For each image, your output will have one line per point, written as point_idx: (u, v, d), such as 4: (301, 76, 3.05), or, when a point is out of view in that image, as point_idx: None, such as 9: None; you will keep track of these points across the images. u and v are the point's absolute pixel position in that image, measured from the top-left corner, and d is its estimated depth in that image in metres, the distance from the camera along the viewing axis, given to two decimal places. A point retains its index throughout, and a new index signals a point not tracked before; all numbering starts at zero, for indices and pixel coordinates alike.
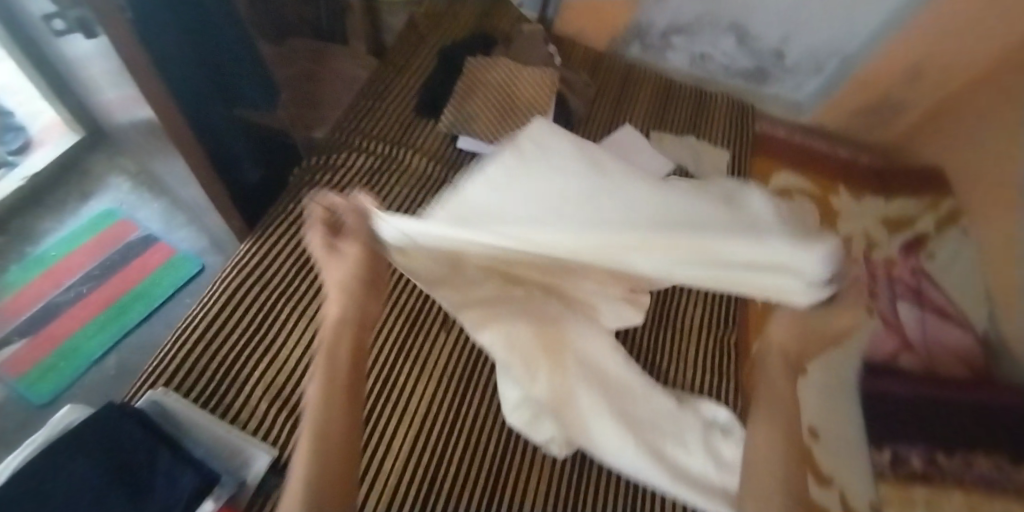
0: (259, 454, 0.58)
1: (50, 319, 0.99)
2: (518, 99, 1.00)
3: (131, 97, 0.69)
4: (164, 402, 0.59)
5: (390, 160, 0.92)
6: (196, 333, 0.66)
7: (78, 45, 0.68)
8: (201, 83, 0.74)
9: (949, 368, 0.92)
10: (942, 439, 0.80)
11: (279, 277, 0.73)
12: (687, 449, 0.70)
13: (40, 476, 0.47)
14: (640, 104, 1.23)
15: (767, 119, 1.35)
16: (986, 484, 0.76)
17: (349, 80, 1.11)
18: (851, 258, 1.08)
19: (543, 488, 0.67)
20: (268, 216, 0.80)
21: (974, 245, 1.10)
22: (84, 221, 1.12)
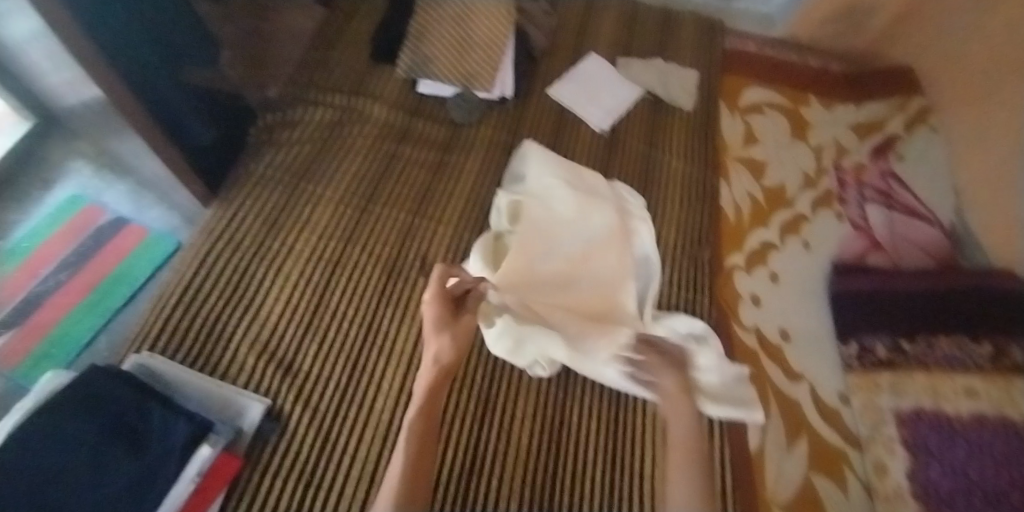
0: (252, 404, 0.65)
1: (33, 309, 0.98)
2: (475, 33, 0.99)
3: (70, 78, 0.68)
4: (149, 364, 0.66)
5: (349, 111, 0.96)
6: (180, 295, 0.73)
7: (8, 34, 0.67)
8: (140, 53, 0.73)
9: (914, 264, 0.95)
10: (905, 327, 0.86)
11: (251, 238, 0.79)
12: (701, 371, 0.77)
13: (38, 439, 0.51)
14: (606, 31, 1.20)
15: (735, 33, 1.31)
16: (947, 362, 0.82)
17: (299, 32, 1.07)
18: (821, 168, 1.09)
19: (531, 405, 0.75)
20: (232, 182, 0.86)
21: (943, 142, 1.09)
22: (51, 208, 1.09)
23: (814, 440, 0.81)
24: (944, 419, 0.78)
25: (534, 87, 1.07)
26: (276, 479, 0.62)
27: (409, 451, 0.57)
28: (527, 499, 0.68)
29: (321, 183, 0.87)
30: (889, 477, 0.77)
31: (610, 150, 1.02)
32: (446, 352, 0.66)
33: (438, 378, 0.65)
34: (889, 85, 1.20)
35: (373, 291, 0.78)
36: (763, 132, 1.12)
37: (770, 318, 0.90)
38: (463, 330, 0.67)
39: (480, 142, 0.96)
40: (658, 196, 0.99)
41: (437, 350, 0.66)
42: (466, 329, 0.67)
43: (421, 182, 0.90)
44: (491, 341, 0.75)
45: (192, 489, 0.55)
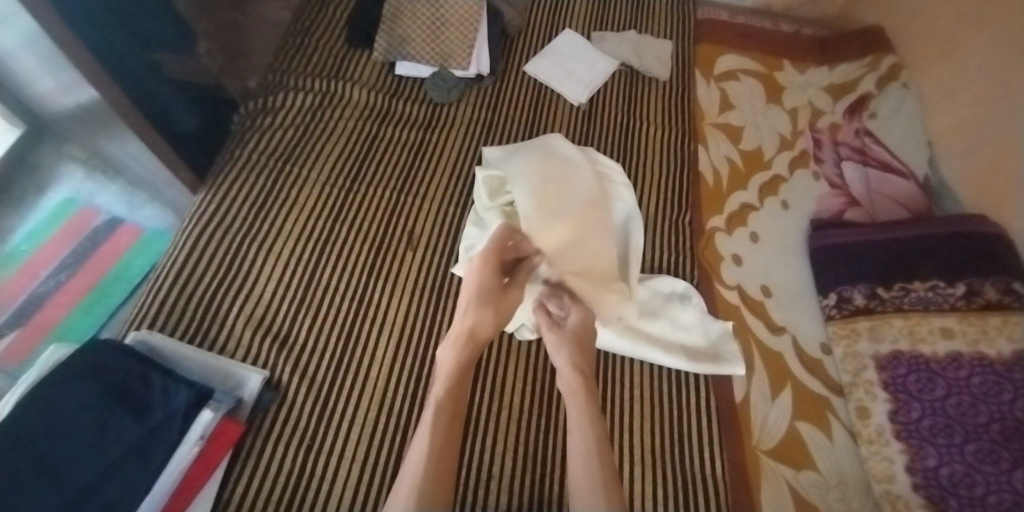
0: (251, 376, 0.69)
1: (36, 309, 1.00)
2: (448, 13, 1.02)
3: (75, 83, 0.75)
4: (147, 340, 0.69)
5: (330, 95, 0.98)
6: (173, 277, 0.75)
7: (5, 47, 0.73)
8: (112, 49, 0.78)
9: (891, 215, 0.96)
10: (881, 275, 0.88)
11: (240, 221, 0.82)
12: (683, 329, 0.84)
13: (47, 404, 0.57)
14: (579, 10, 1.23)
15: (708, 4, 1.33)
16: (922, 306, 0.84)
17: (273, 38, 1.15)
18: (797, 130, 1.11)
19: (521, 368, 0.79)
20: (217, 168, 0.88)
21: (916, 97, 1.10)
22: (42, 211, 1.06)
23: (798, 390, 0.84)
24: (922, 361, 0.80)
25: (511, 65, 1.10)
26: (278, 444, 0.66)
27: (438, 430, 0.61)
28: (520, 456, 0.71)
29: (305, 165, 0.89)
30: (872, 419, 0.80)
31: (588, 123, 1.05)
32: (484, 325, 0.69)
33: (469, 348, 0.68)
34: (860, 46, 1.22)
35: (362, 266, 0.81)
36: (738, 98, 1.14)
37: (751, 276, 0.93)
38: (506, 308, 0.71)
39: (460, 121, 0.99)
40: (637, 164, 1.01)
41: (474, 323, 0.69)
42: (510, 305, 0.72)
43: (404, 161, 0.93)
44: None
45: (196, 451, 0.61)
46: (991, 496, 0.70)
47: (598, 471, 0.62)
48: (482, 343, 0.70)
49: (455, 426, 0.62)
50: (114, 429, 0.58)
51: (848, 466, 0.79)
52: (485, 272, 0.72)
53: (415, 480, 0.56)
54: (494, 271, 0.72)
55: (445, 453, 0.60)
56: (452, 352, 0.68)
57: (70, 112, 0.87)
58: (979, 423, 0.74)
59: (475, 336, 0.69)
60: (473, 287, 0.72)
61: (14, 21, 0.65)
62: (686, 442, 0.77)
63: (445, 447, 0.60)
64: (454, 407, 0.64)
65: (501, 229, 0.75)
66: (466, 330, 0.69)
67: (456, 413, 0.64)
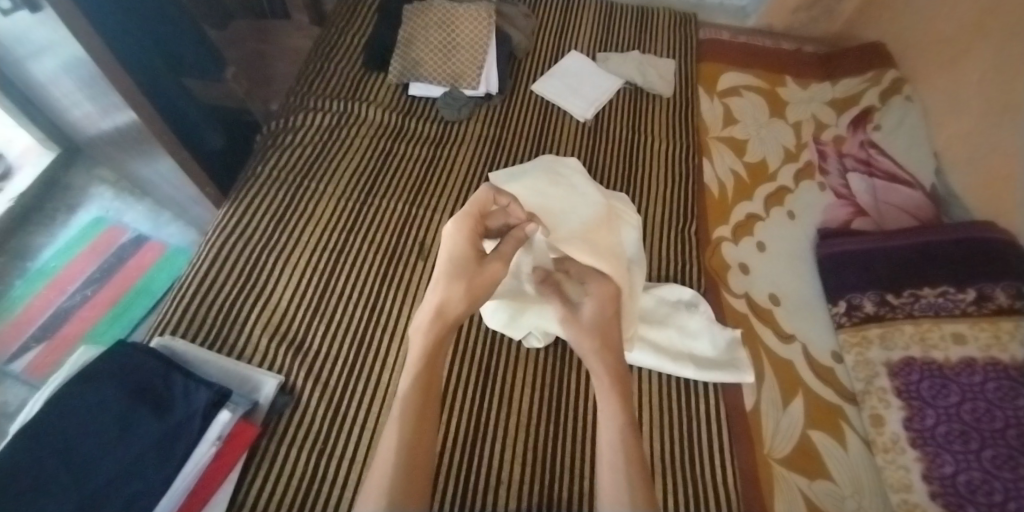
0: (267, 380, 0.71)
1: (62, 323, 1.03)
2: (459, 33, 1.07)
3: (104, 103, 0.81)
4: (169, 343, 0.73)
5: (347, 116, 1.03)
6: (197, 285, 0.80)
7: (46, 72, 0.80)
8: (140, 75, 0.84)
9: (899, 224, 0.95)
10: (890, 282, 0.86)
11: (260, 233, 0.86)
12: (692, 337, 0.84)
13: (73, 400, 0.61)
14: (584, 33, 1.28)
15: (711, 25, 1.37)
16: (933, 311, 0.81)
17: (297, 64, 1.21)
18: (801, 142, 1.13)
19: (529, 375, 0.80)
20: (239, 183, 0.92)
21: (920, 108, 1.11)
22: (73, 229, 1.12)
23: (810, 398, 0.82)
24: (935, 367, 0.77)
25: (519, 85, 1.15)
26: (291, 448, 0.68)
27: (408, 420, 0.56)
28: (527, 462, 0.72)
29: (322, 180, 0.94)
30: (885, 426, 0.76)
31: (593, 138, 1.08)
32: (455, 301, 0.62)
33: (437, 330, 0.61)
34: (862, 62, 1.23)
35: (375, 275, 0.84)
36: (742, 112, 1.17)
37: (758, 284, 0.93)
38: (481, 283, 0.64)
39: (470, 137, 1.04)
40: (642, 175, 1.04)
41: (444, 298, 0.62)
42: (485, 282, 0.64)
43: (416, 176, 0.97)
44: (489, 315, 0.80)
45: (213, 451, 0.63)
46: (1011, 503, 0.67)
47: (621, 471, 0.57)
48: (453, 322, 0.62)
49: (427, 415, 0.57)
50: (134, 424, 0.61)
51: (863, 476, 0.75)
52: (461, 241, 0.66)
53: (385, 480, 0.51)
54: (470, 240, 0.66)
55: (419, 444, 0.55)
56: (420, 336, 0.61)
57: (105, 134, 0.93)
58: (995, 429, 0.71)
59: (445, 316, 0.62)
60: (446, 255, 0.65)
61: (57, 47, 0.71)
62: (694, 450, 0.76)
63: (416, 440, 0.55)
64: (425, 395, 0.58)
65: (484, 191, 0.71)
66: (434, 307, 0.62)
67: (427, 404, 0.58)
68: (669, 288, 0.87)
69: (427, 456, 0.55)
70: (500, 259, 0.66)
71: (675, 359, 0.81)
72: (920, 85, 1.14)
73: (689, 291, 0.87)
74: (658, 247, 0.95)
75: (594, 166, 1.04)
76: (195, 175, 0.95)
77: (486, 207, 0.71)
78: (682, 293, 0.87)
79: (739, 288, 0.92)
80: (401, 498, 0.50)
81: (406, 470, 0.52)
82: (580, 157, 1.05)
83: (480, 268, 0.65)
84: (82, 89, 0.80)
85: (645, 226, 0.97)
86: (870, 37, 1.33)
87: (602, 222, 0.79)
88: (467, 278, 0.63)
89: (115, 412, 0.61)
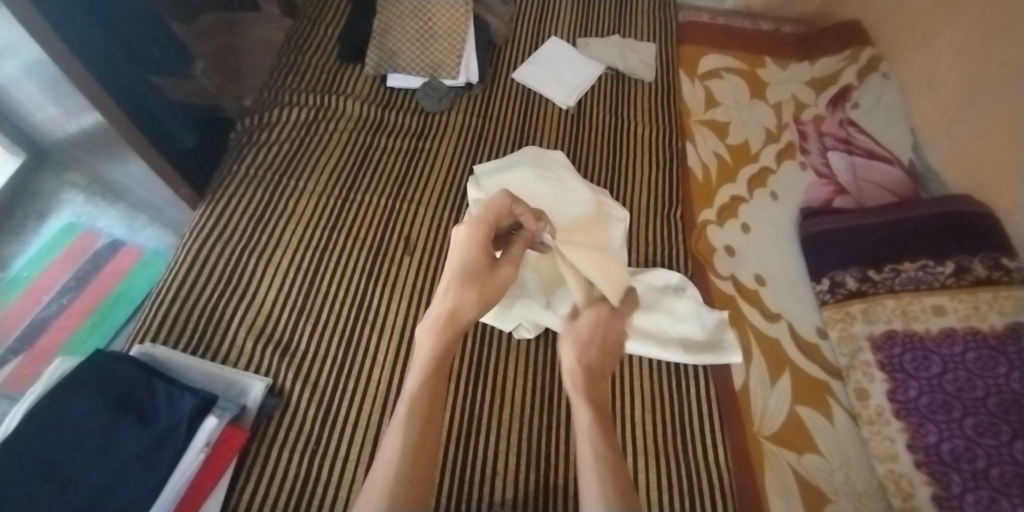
0: (254, 383, 0.70)
1: (39, 333, 1.00)
2: (436, 23, 1.05)
3: (70, 104, 0.78)
4: (149, 349, 0.71)
5: (325, 110, 1.01)
6: (176, 289, 0.78)
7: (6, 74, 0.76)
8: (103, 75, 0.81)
9: (878, 201, 0.97)
10: (871, 257, 0.87)
11: (240, 234, 0.84)
12: (680, 321, 0.84)
13: (50, 414, 0.59)
14: (563, 18, 1.27)
15: (689, 7, 1.37)
16: (913, 285, 0.83)
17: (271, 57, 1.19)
18: (782, 123, 1.14)
19: (520, 365, 0.80)
20: (216, 183, 0.90)
21: (896, 85, 1.12)
22: (41, 237, 1.08)
23: (797, 375, 0.83)
24: (917, 338, 0.79)
25: (500, 74, 1.13)
26: (283, 450, 0.67)
27: (413, 422, 0.54)
28: (522, 453, 0.72)
29: (302, 177, 0.92)
30: (871, 399, 0.78)
31: (577, 125, 1.07)
32: (468, 306, 0.61)
33: (448, 334, 0.60)
34: (839, 39, 1.24)
35: (360, 271, 0.83)
36: (723, 95, 1.17)
37: (744, 265, 0.94)
38: (493, 288, 0.64)
39: (452, 127, 1.03)
40: (627, 162, 1.04)
41: (458, 303, 0.61)
42: (499, 285, 0.64)
43: (399, 169, 0.95)
44: None
45: (202, 457, 0.62)
46: (993, 468, 0.68)
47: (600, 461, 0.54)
48: (462, 327, 0.61)
49: (434, 416, 0.56)
50: (118, 435, 0.59)
51: (850, 449, 0.77)
52: (474, 245, 0.64)
53: (387, 483, 0.50)
54: (484, 244, 0.65)
55: (424, 442, 0.53)
56: (430, 337, 0.60)
57: (71, 137, 0.90)
58: (978, 397, 0.72)
59: (457, 320, 0.60)
60: (454, 263, 0.64)
61: (14, 45, 0.68)
62: (687, 431, 0.77)
63: (419, 443, 0.53)
64: (433, 397, 0.56)
65: (501, 197, 0.68)
66: (445, 312, 0.61)
67: (433, 406, 0.56)
68: (655, 273, 0.87)
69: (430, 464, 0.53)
70: (512, 263, 0.66)
71: (666, 346, 0.81)
72: (896, 61, 1.15)
73: (676, 272, 0.88)
74: (645, 232, 0.95)
75: (578, 154, 1.04)
76: (170, 176, 0.93)
77: (502, 214, 0.68)
78: (670, 278, 0.87)
79: (725, 273, 0.93)
80: (399, 500, 0.48)
81: (404, 470, 0.51)
82: (562, 147, 1.04)
83: (495, 273, 0.64)
84: (45, 90, 0.77)
85: (630, 212, 0.97)
86: (846, 15, 1.34)
87: (597, 216, 0.83)
88: (478, 283, 0.63)
89: (96, 423, 0.60)
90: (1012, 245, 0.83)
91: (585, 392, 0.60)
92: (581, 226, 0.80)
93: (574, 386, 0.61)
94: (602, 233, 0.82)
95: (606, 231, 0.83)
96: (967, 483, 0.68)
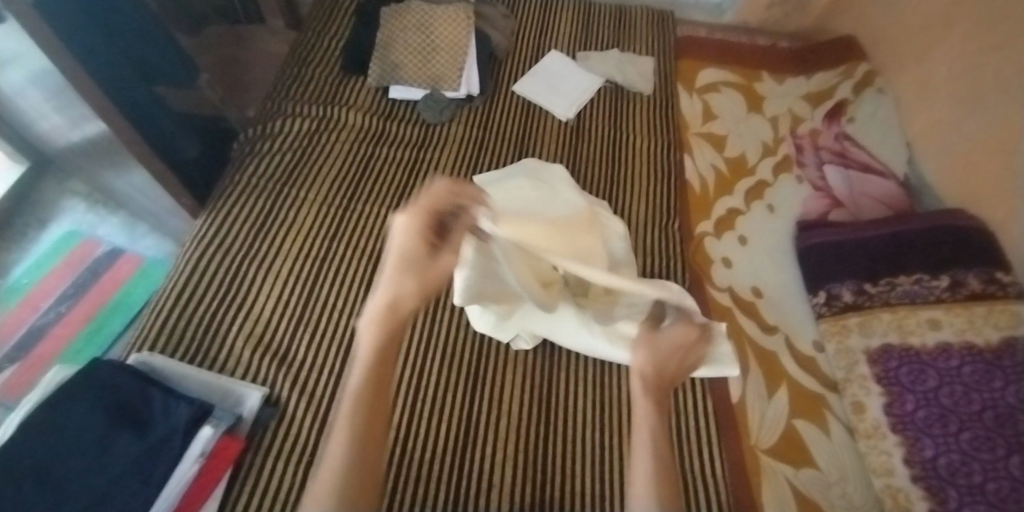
0: (251, 393, 0.70)
1: (36, 342, 1.00)
2: (438, 37, 1.07)
3: (76, 114, 0.79)
4: (146, 357, 0.71)
5: (327, 121, 1.02)
6: (175, 298, 0.78)
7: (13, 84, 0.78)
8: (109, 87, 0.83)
9: (874, 214, 0.98)
10: (867, 271, 0.88)
11: (240, 243, 0.85)
12: None
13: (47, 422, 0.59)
14: (563, 31, 1.29)
15: (687, 22, 1.39)
16: (909, 299, 0.83)
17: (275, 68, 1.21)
18: (779, 136, 1.15)
19: (517, 377, 0.80)
20: (218, 193, 0.91)
21: (891, 100, 1.14)
22: (46, 245, 1.10)
23: (793, 388, 0.84)
24: (913, 353, 0.79)
25: (500, 86, 1.15)
26: (277, 461, 0.67)
27: (357, 416, 0.52)
28: (518, 464, 0.72)
29: (303, 187, 0.93)
30: (867, 413, 0.78)
31: (575, 137, 1.09)
32: (407, 296, 0.59)
33: (390, 327, 0.58)
34: (835, 55, 1.26)
35: (359, 281, 0.84)
36: (720, 108, 1.19)
37: (740, 277, 0.95)
38: (432, 278, 0.59)
39: (452, 139, 1.04)
40: (625, 173, 1.05)
41: (396, 292, 0.58)
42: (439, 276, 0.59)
43: (398, 180, 0.96)
44: (477, 318, 0.80)
45: (196, 468, 0.62)
46: (989, 483, 0.68)
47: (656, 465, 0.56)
48: (405, 315, 0.59)
49: (379, 408, 0.54)
50: (115, 444, 0.59)
51: (846, 463, 0.77)
52: (410, 236, 0.59)
53: (333, 477, 0.49)
54: (423, 235, 0.59)
55: (371, 436, 0.52)
56: (373, 329, 0.58)
57: (74, 145, 0.91)
58: (973, 412, 0.73)
59: (398, 311, 0.58)
60: (394, 252, 0.60)
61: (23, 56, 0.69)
62: (681, 445, 0.77)
63: (366, 436, 0.52)
64: (377, 390, 0.55)
65: (441, 185, 0.60)
66: (387, 300, 0.59)
67: (377, 399, 0.55)
68: None
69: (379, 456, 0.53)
70: (455, 251, 0.61)
71: None
72: (891, 77, 1.17)
73: None
74: (643, 242, 0.96)
75: (576, 165, 1.05)
76: (171, 186, 0.94)
77: (441, 202, 0.60)
78: None
79: (722, 284, 0.93)
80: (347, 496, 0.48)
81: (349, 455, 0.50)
82: (560, 160, 1.05)
83: (434, 263, 0.59)
84: (50, 100, 0.78)
85: (628, 223, 0.98)
86: (843, 30, 1.36)
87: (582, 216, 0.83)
88: (419, 273, 0.59)
89: (94, 431, 0.60)
90: (1007, 260, 0.83)
91: (649, 400, 0.61)
92: (564, 223, 0.79)
93: (642, 389, 0.62)
94: (586, 230, 0.81)
95: (590, 228, 0.82)
96: (964, 499, 0.68)
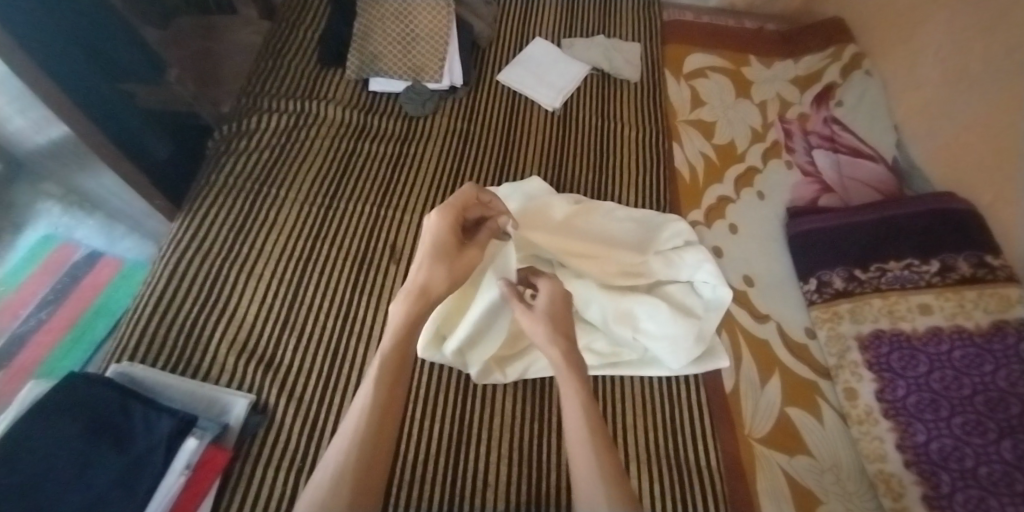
0: (237, 401, 0.68)
1: (17, 350, 0.96)
2: (418, 28, 1.05)
3: (42, 117, 0.75)
4: (124, 367, 0.69)
5: (306, 116, 0.99)
6: (153, 304, 0.75)
7: None
8: (70, 87, 0.79)
9: (863, 199, 0.97)
10: (857, 257, 0.87)
11: (219, 246, 0.82)
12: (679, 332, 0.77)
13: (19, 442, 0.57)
14: (547, 18, 1.26)
15: (674, 6, 1.37)
16: (899, 284, 0.83)
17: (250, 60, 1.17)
18: (767, 122, 1.14)
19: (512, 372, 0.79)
20: (193, 194, 0.88)
21: (880, 83, 1.12)
22: (22, 248, 1.05)
23: (787, 376, 0.83)
24: (903, 337, 0.79)
25: (484, 76, 1.12)
26: (266, 470, 0.65)
27: (381, 386, 0.57)
28: (514, 462, 0.71)
29: (284, 186, 0.90)
30: (859, 399, 0.78)
31: (563, 126, 1.07)
32: (437, 282, 0.64)
33: (419, 307, 0.62)
34: (824, 38, 1.24)
35: (345, 282, 0.81)
36: (708, 94, 1.17)
37: (732, 267, 0.93)
38: (460, 266, 0.66)
39: (436, 133, 1.01)
40: (614, 163, 1.03)
41: (428, 278, 0.64)
42: (466, 265, 0.67)
43: (381, 174, 0.94)
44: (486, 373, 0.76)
45: (182, 480, 0.59)
46: (982, 467, 0.67)
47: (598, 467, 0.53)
48: (435, 300, 0.64)
49: (398, 392, 0.58)
50: (93, 462, 0.57)
51: (841, 448, 0.77)
52: (442, 231, 0.67)
53: (341, 461, 0.51)
54: (452, 229, 0.68)
55: (387, 414, 0.56)
56: (404, 309, 0.62)
57: (42, 148, 0.87)
58: (964, 396, 0.72)
59: (428, 294, 0.63)
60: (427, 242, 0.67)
61: None
62: (679, 435, 0.76)
63: (383, 413, 0.55)
64: (396, 372, 0.58)
65: (467, 188, 0.72)
66: (419, 285, 0.63)
67: (399, 375, 0.58)
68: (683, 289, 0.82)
69: (398, 406, 0.58)
70: (477, 247, 0.69)
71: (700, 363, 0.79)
72: (879, 59, 1.16)
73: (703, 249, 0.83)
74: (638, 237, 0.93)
75: (565, 156, 1.02)
76: (142, 186, 0.90)
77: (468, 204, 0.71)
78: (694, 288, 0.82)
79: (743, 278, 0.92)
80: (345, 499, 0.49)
81: (358, 443, 0.53)
82: (550, 152, 1.02)
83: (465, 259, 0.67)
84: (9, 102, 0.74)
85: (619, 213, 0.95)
86: (830, 13, 1.34)
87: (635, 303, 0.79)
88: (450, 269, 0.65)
89: (71, 449, 0.58)
90: (996, 243, 0.83)
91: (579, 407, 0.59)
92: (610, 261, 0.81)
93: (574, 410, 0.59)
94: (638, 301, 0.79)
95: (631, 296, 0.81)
96: (956, 482, 0.68)
